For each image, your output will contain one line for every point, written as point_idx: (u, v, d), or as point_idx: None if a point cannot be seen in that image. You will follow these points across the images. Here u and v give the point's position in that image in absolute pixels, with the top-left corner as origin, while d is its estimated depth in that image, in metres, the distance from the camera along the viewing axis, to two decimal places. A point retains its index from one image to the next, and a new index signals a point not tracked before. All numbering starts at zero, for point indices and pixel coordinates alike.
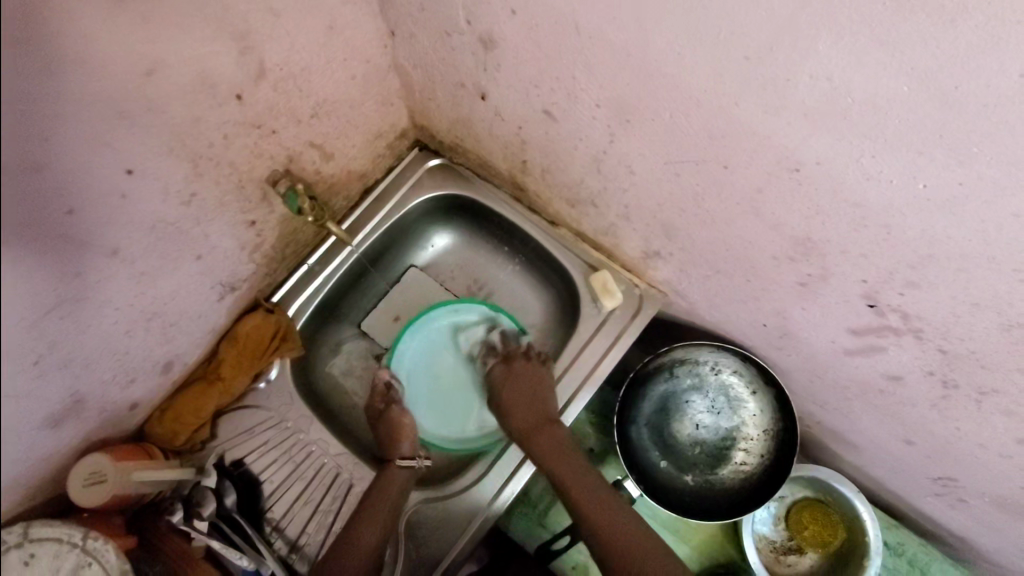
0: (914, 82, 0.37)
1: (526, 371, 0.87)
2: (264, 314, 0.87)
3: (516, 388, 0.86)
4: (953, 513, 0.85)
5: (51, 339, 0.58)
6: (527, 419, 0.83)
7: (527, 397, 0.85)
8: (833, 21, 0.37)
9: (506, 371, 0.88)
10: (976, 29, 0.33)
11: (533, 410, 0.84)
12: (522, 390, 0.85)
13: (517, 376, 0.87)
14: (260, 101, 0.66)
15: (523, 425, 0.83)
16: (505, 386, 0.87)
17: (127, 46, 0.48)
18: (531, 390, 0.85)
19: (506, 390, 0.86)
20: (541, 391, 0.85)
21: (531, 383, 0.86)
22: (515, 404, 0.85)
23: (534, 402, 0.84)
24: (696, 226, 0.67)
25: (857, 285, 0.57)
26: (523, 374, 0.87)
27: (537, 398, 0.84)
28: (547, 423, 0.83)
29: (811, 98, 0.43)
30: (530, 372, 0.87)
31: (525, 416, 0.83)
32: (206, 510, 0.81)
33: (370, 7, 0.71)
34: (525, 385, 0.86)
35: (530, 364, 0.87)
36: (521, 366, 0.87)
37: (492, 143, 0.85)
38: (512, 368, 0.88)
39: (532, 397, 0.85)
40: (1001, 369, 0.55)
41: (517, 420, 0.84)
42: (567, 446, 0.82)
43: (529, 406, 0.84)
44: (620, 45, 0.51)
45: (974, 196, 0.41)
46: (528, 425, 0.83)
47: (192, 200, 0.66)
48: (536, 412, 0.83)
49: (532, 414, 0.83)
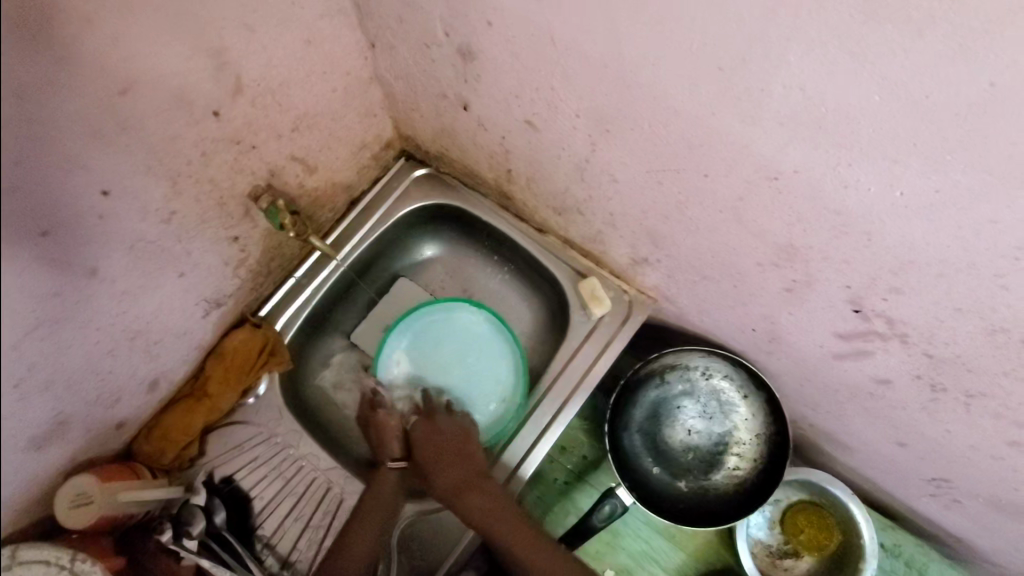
0: (885, 93, 0.37)
1: (452, 426, 0.83)
2: (250, 329, 0.86)
3: (438, 443, 0.81)
4: (948, 513, 0.85)
5: (31, 361, 0.57)
6: (456, 476, 0.79)
7: (458, 452, 0.81)
8: (804, 32, 0.37)
9: (428, 428, 0.82)
10: (944, 39, 0.33)
11: (462, 463, 0.80)
12: (448, 451, 0.81)
13: (441, 434, 0.82)
14: (239, 117, 0.65)
15: (450, 487, 0.79)
16: (423, 446, 0.81)
17: (98, 66, 0.48)
18: (456, 446, 0.81)
19: (430, 449, 0.81)
20: (467, 442, 0.81)
21: (455, 436, 0.82)
22: (441, 465, 0.80)
23: (464, 457, 0.80)
24: (680, 233, 0.67)
25: (842, 291, 0.57)
26: (448, 429, 0.82)
27: (464, 453, 0.80)
28: (476, 477, 0.79)
29: (786, 107, 0.42)
30: (455, 427, 0.83)
31: (454, 472, 0.79)
32: (196, 529, 0.80)
33: (349, 20, 0.70)
34: (447, 440, 0.82)
35: (455, 421, 0.83)
36: (444, 420, 0.83)
37: (476, 152, 0.84)
38: (433, 425, 0.83)
39: (459, 452, 0.81)
40: (987, 372, 0.54)
41: (444, 480, 0.79)
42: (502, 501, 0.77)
43: (456, 464, 0.80)
44: (595, 56, 0.51)
45: (952, 204, 0.40)
46: (453, 485, 0.79)
47: (172, 218, 0.65)
48: (467, 467, 0.79)
49: (459, 471, 0.79)
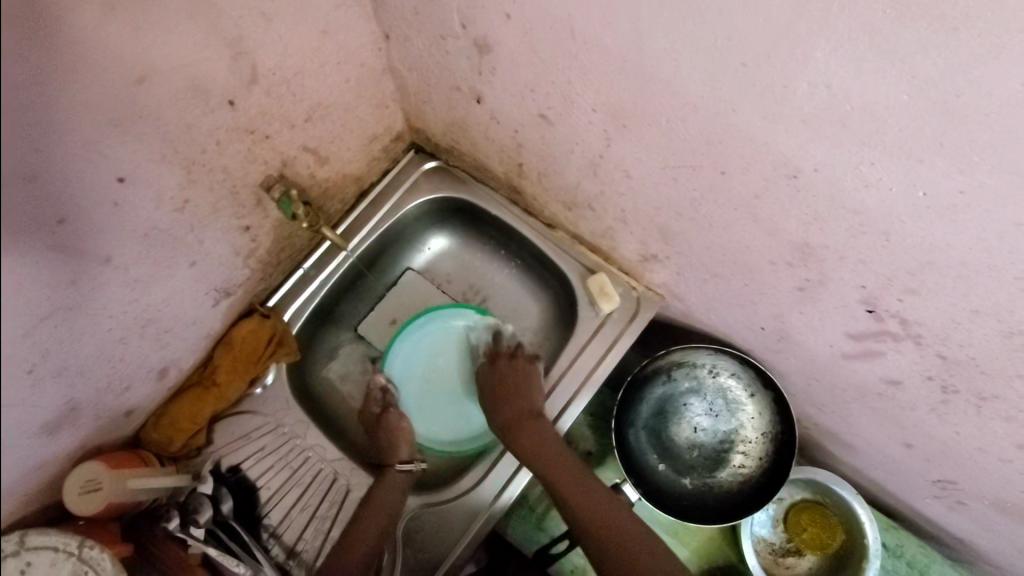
0: (914, 90, 0.37)
1: (513, 368, 0.88)
2: (259, 319, 0.86)
3: (505, 382, 0.87)
4: (952, 515, 0.85)
5: (44, 349, 0.57)
6: (513, 409, 0.84)
7: (515, 391, 0.85)
8: (832, 29, 0.37)
9: (494, 370, 0.89)
10: (976, 37, 0.32)
11: (521, 402, 0.84)
12: (511, 387, 0.86)
13: (505, 374, 0.88)
14: (254, 107, 0.65)
15: (506, 422, 0.83)
16: (489, 383, 0.89)
17: (116, 53, 0.48)
18: (516, 386, 0.86)
19: (497, 388, 0.87)
20: (526, 384, 0.86)
21: (521, 377, 0.87)
22: (503, 399, 0.86)
23: (522, 393, 0.85)
24: (693, 231, 0.67)
25: (856, 291, 0.57)
26: (510, 372, 0.88)
27: (519, 391, 0.85)
28: (530, 418, 0.82)
29: (809, 105, 0.42)
30: (517, 369, 0.88)
31: (509, 407, 0.84)
32: (203, 516, 0.79)
33: (364, 10, 0.70)
34: (509, 378, 0.87)
35: (517, 365, 0.88)
36: (508, 364, 0.89)
37: (488, 146, 0.84)
38: (500, 365, 0.89)
39: (514, 393, 0.85)
40: (1000, 375, 0.54)
41: (503, 415, 0.84)
42: (550, 436, 0.81)
43: (511, 401, 0.85)
44: (616, 51, 0.50)
45: (974, 205, 0.40)
46: (510, 417, 0.83)
47: (186, 206, 0.65)
48: (521, 406, 0.84)
49: (517, 407, 0.84)
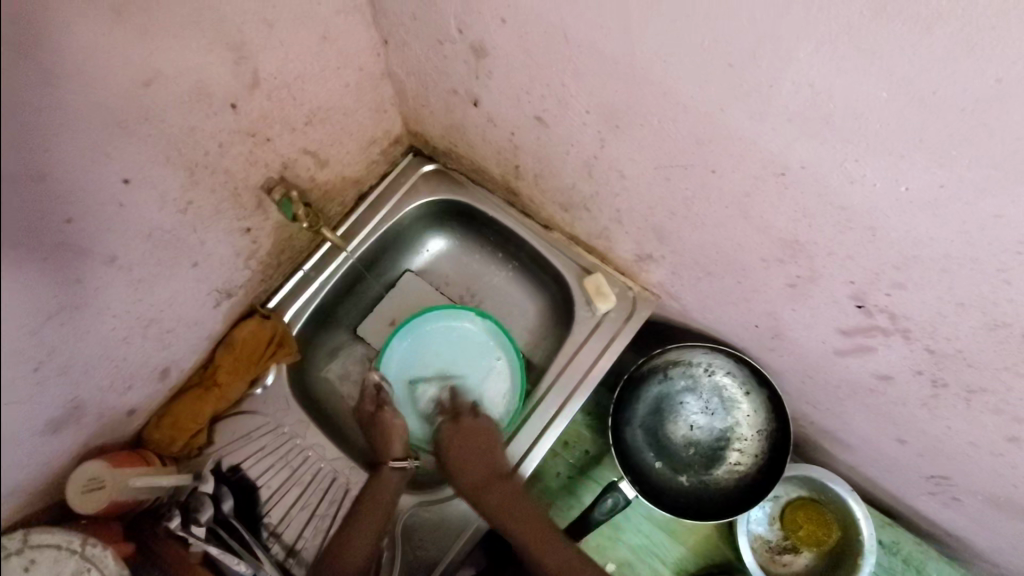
0: (893, 88, 0.38)
1: (476, 425, 0.84)
2: (260, 320, 0.87)
3: (466, 444, 0.82)
4: (946, 511, 0.86)
5: (50, 347, 0.58)
6: (478, 475, 0.79)
7: (477, 456, 0.81)
8: (815, 29, 0.38)
9: (455, 429, 0.84)
10: (951, 36, 0.34)
11: (485, 461, 0.81)
12: (472, 446, 0.82)
13: (466, 432, 0.83)
14: (256, 110, 0.67)
15: (473, 484, 0.79)
16: (453, 442, 0.83)
17: (123, 57, 0.49)
18: (482, 444, 0.82)
19: (453, 449, 0.82)
20: (490, 442, 0.82)
21: (480, 438, 0.83)
22: (467, 458, 0.81)
23: (485, 454, 0.81)
24: (687, 230, 0.68)
25: (846, 286, 0.58)
26: (473, 430, 0.84)
27: (488, 450, 0.82)
28: (496, 477, 0.80)
29: (794, 104, 0.44)
30: (480, 427, 0.84)
31: (475, 469, 0.80)
32: (204, 516, 0.81)
33: (363, 15, 0.71)
34: (473, 436, 0.83)
35: (476, 425, 0.84)
36: (470, 422, 0.85)
37: (485, 148, 0.86)
38: (460, 425, 0.85)
39: (480, 452, 0.81)
40: (987, 367, 0.56)
41: (467, 478, 0.80)
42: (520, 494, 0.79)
43: (478, 462, 0.80)
44: (609, 54, 0.52)
45: (954, 198, 0.42)
46: (476, 481, 0.79)
47: (189, 207, 0.66)
48: (481, 469, 0.80)
49: (480, 468, 0.80)
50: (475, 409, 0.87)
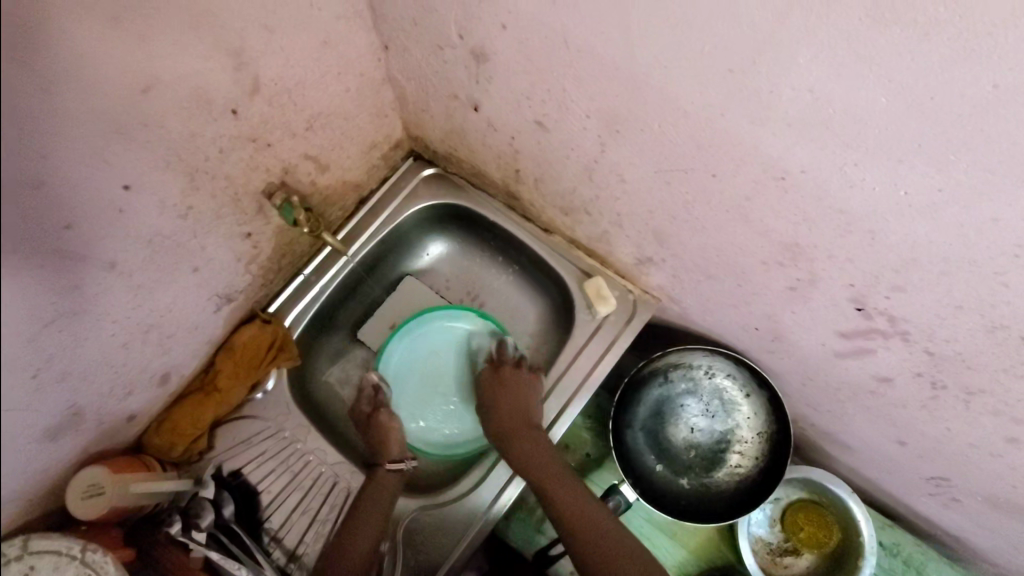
0: (891, 94, 0.38)
1: (516, 378, 0.88)
2: (260, 325, 0.87)
3: (503, 392, 0.87)
4: (946, 512, 0.86)
5: (50, 352, 0.58)
6: (506, 424, 0.84)
7: (511, 405, 0.85)
8: (813, 36, 0.38)
9: (496, 379, 0.89)
10: (948, 42, 0.34)
11: (516, 411, 0.85)
12: (509, 398, 0.86)
13: (506, 382, 0.88)
14: (256, 115, 0.67)
15: (503, 431, 0.84)
16: (492, 391, 0.89)
17: (123, 63, 0.49)
18: (518, 398, 0.86)
19: (492, 396, 0.88)
20: (526, 396, 0.86)
21: (519, 391, 0.87)
22: (502, 407, 0.86)
23: (518, 405, 0.85)
24: (687, 233, 0.68)
25: (846, 289, 0.58)
26: (512, 381, 0.88)
27: (521, 400, 0.86)
28: (526, 427, 0.83)
29: (794, 109, 0.44)
30: (522, 379, 0.88)
31: (507, 416, 0.85)
32: (204, 521, 0.80)
33: (364, 21, 0.72)
34: (511, 389, 0.87)
35: (519, 372, 0.89)
36: (511, 373, 0.89)
37: (485, 152, 0.86)
38: (501, 375, 0.89)
39: (514, 403, 0.86)
40: (986, 369, 0.56)
41: (499, 423, 0.85)
42: (542, 445, 0.82)
43: (511, 411, 0.85)
44: (609, 59, 0.52)
45: (952, 202, 0.42)
46: (504, 430, 0.84)
47: (189, 212, 0.67)
48: (514, 416, 0.84)
49: (514, 417, 0.84)
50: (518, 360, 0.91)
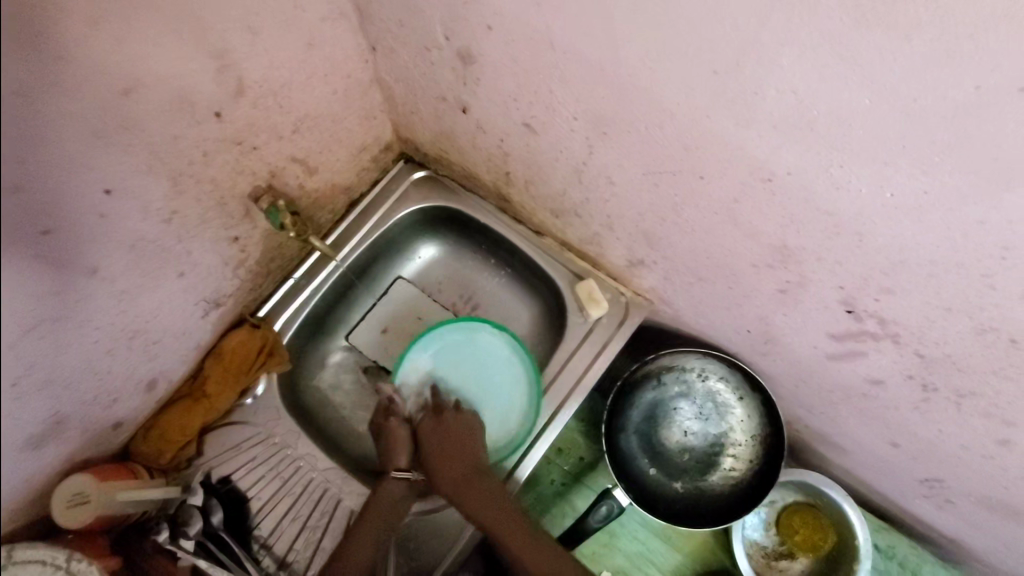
0: (875, 96, 0.38)
1: (458, 421, 0.83)
2: (249, 330, 0.87)
3: (445, 437, 0.82)
4: (941, 514, 0.85)
5: (31, 359, 0.58)
6: (457, 471, 0.80)
7: (459, 446, 0.81)
8: (796, 36, 0.38)
9: (438, 427, 0.83)
10: (932, 44, 0.33)
11: (463, 457, 0.81)
12: (455, 445, 0.82)
13: (447, 428, 0.83)
14: (241, 118, 0.66)
15: (453, 487, 0.79)
16: (433, 440, 0.83)
17: (102, 66, 0.48)
18: (462, 441, 0.82)
19: (436, 442, 0.82)
20: (472, 437, 0.82)
21: (461, 432, 0.83)
22: (449, 457, 0.81)
23: (465, 448, 0.81)
24: (676, 235, 0.68)
25: (835, 291, 0.58)
26: (454, 425, 0.83)
27: (466, 446, 0.81)
28: (476, 473, 0.80)
29: (779, 111, 0.43)
30: (461, 425, 0.83)
31: (454, 467, 0.80)
32: (193, 529, 0.81)
33: (350, 23, 0.71)
34: (453, 430, 0.83)
35: (460, 416, 0.84)
36: (452, 417, 0.84)
37: (474, 155, 0.85)
38: (443, 422, 0.84)
39: (461, 448, 0.81)
40: (977, 372, 0.55)
41: (450, 477, 0.80)
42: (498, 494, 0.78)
43: (457, 460, 0.80)
44: (594, 60, 0.51)
45: (939, 204, 0.41)
46: (455, 480, 0.79)
47: (173, 217, 0.66)
48: (465, 462, 0.80)
49: (461, 466, 0.80)
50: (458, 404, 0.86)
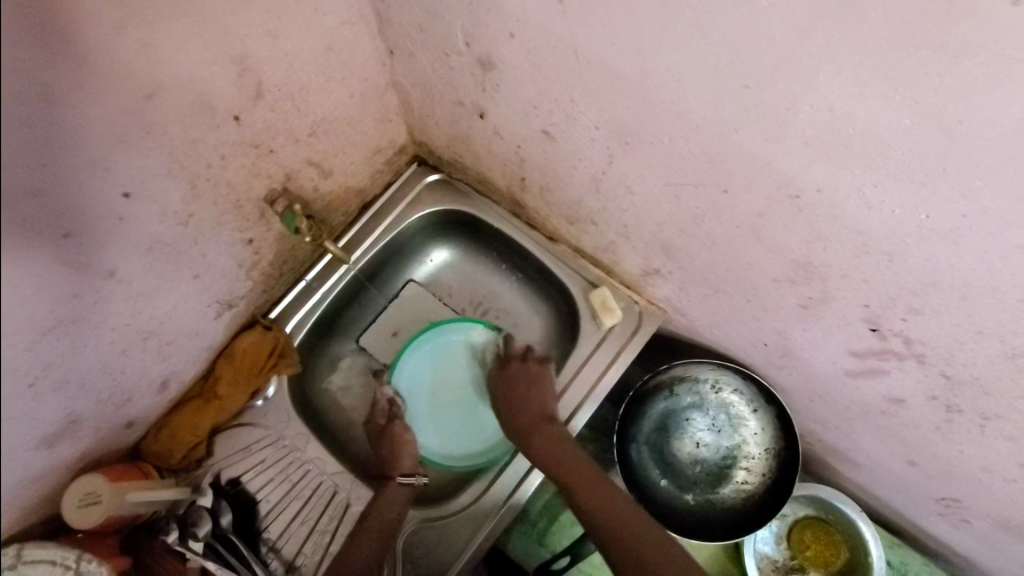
0: (915, 115, 0.37)
1: (525, 369, 0.88)
2: (261, 331, 0.86)
3: (516, 385, 0.87)
4: (956, 533, 0.84)
5: (46, 361, 0.57)
6: (526, 419, 0.83)
7: (524, 396, 0.85)
8: (835, 54, 0.37)
9: (504, 375, 0.89)
10: (979, 64, 0.32)
11: (534, 404, 0.84)
12: (520, 390, 0.87)
13: (512, 377, 0.88)
14: (259, 122, 0.66)
15: (522, 425, 0.83)
16: (506, 386, 0.88)
17: (124, 70, 0.48)
18: (528, 386, 0.86)
19: (508, 389, 0.88)
20: (533, 384, 0.86)
21: (528, 381, 0.87)
22: (515, 402, 0.86)
23: (532, 395, 0.85)
24: (696, 247, 0.67)
25: (860, 310, 0.57)
26: (520, 373, 0.88)
27: (534, 394, 0.85)
28: (544, 421, 0.83)
29: (811, 128, 0.42)
30: (529, 370, 0.88)
31: (523, 413, 0.84)
32: (202, 531, 0.78)
33: (369, 27, 0.71)
34: (520, 381, 0.88)
35: (528, 363, 0.89)
36: (516, 365, 0.89)
37: (491, 160, 0.85)
38: (508, 371, 0.90)
39: (529, 397, 0.85)
40: (1004, 395, 0.54)
41: (518, 420, 0.84)
42: (565, 439, 0.81)
43: (527, 405, 0.85)
44: (620, 71, 0.51)
45: (976, 228, 0.40)
46: (526, 424, 0.83)
47: (190, 219, 0.65)
48: (532, 412, 0.84)
49: (529, 412, 0.84)
50: (525, 354, 0.91)
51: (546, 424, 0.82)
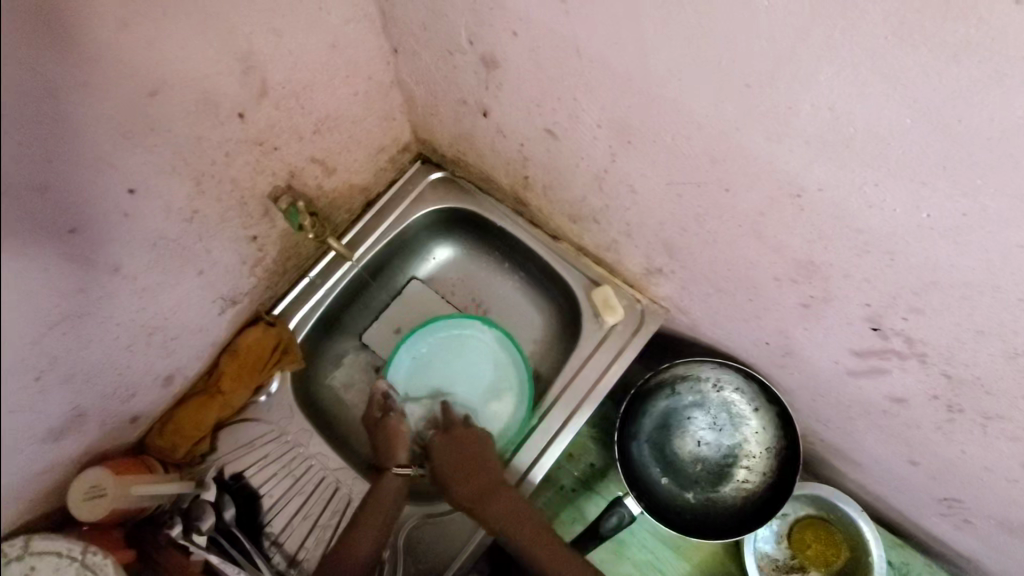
0: (916, 114, 0.37)
1: (469, 434, 0.81)
2: (264, 327, 0.87)
3: (456, 451, 0.80)
4: (958, 534, 0.84)
5: (53, 355, 0.58)
6: (477, 484, 0.77)
7: (476, 464, 0.79)
8: (836, 53, 0.37)
9: (444, 439, 0.81)
10: (980, 63, 0.32)
11: (485, 472, 0.79)
12: (466, 459, 0.79)
13: (456, 443, 0.81)
14: (263, 119, 0.66)
15: (471, 495, 0.77)
16: (441, 454, 0.80)
17: (130, 67, 0.48)
18: (479, 454, 0.80)
19: (447, 458, 0.79)
20: (484, 454, 0.80)
21: (475, 446, 0.80)
22: (460, 473, 0.78)
23: (480, 463, 0.79)
24: (697, 246, 0.67)
25: (861, 309, 0.57)
26: (465, 436, 0.81)
27: (481, 459, 0.79)
28: (499, 484, 0.78)
29: (812, 126, 0.42)
30: (470, 436, 0.81)
31: (477, 479, 0.78)
32: (205, 525, 0.80)
33: (373, 25, 0.71)
34: (464, 446, 0.80)
35: (471, 431, 0.81)
36: (462, 430, 0.82)
37: (494, 158, 0.85)
38: (450, 434, 0.81)
39: (475, 463, 0.79)
40: (1005, 395, 0.54)
41: (464, 488, 0.78)
42: (524, 506, 0.77)
43: (472, 474, 0.78)
44: (621, 69, 0.51)
45: (978, 227, 0.40)
46: (475, 492, 0.77)
47: (195, 216, 0.66)
48: (487, 476, 0.78)
49: (483, 477, 0.78)
50: (467, 420, 0.84)
51: (506, 488, 0.77)
